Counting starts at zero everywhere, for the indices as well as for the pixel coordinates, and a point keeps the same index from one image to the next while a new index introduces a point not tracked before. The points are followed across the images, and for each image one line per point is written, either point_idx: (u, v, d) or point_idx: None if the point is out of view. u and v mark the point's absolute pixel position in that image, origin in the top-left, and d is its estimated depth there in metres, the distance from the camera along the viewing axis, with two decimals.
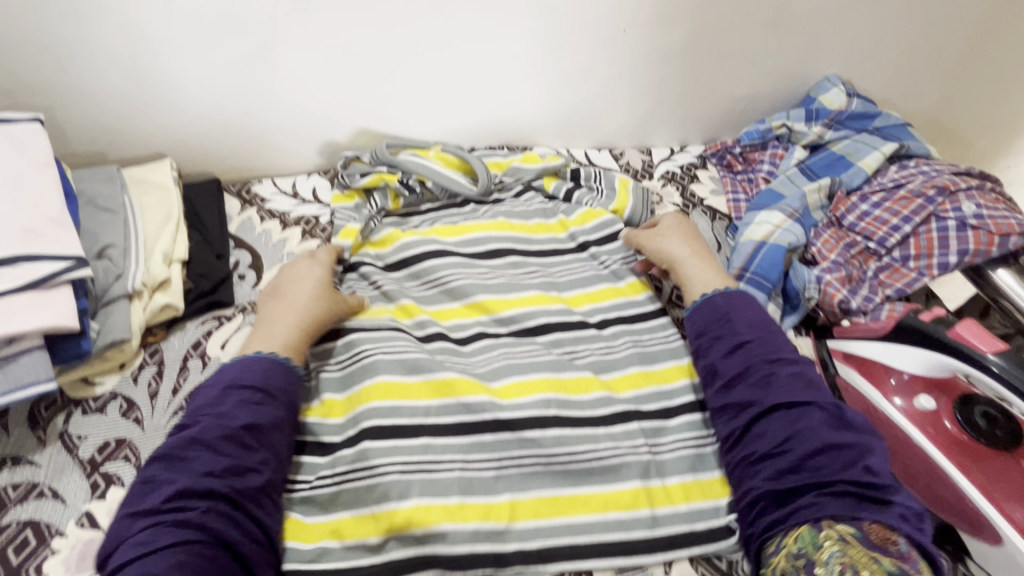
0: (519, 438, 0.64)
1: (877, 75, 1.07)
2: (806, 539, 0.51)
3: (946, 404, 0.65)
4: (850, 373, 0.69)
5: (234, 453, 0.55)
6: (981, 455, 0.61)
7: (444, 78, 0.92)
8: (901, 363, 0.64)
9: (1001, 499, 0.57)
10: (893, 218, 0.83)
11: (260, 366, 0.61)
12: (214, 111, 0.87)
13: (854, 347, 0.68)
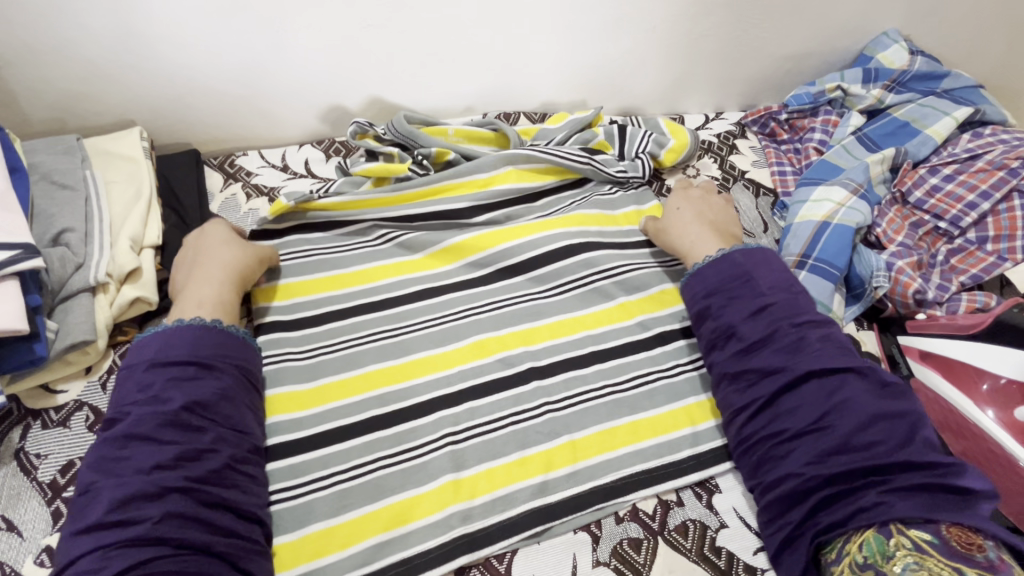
0: (543, 482, 0.55)
1: (939, 30, 0.95)
2: (873, 547, 0.44)
3: None
4: (929, 375, 0.60)
5: (182, 438, 0.48)
6: None
7: (454, 33, 0.80)
8: (996, 366, 0.56)
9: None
10: (969, 194, 0.73)
11: (158, 341, 0.53)
12: (185, 70, 0.75)
13: (933, 345, 0.61)
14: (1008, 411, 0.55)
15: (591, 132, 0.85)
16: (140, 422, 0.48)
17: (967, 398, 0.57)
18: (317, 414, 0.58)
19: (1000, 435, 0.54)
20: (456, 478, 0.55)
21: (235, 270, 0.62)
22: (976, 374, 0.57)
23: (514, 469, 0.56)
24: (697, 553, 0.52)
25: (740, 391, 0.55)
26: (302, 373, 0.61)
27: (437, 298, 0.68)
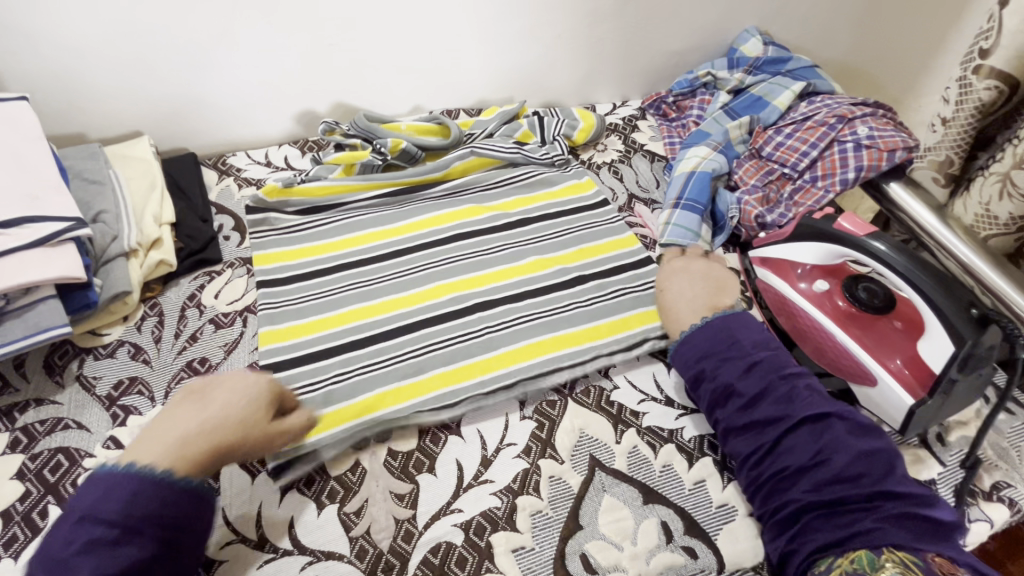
0: (480, 381, 0.71)
1: (790, 26, 1.19)
2: (863, 561, 0.51)
3: (839, 285, 0.75)
4: (765, 274, 0.80)
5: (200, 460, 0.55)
6: (867, 321, 0.71)
7: (398, 46, 1.00)
8: (801, 257, 0.75)
9: (878, 354, 0.68)
10: (803, 145, 0.95)
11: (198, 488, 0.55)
12: (183, 87, 0.94)
13: (769, 252, 0.79)
14: (812, 288, 0.75)
15: (517, 122, 1.06)
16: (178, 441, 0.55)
17: (784, 282, 0.77)
18: (303, 328, 0.76)
19: (806, 307, 0.74)
20: (411, 382, 0.71)
21: (222, 426, 0.55)
22: (790, 264, 0.78)
23: (458, 350, 0.74)
24: (597, 406, 0.71)
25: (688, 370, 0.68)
26: (294, 313, 0.78)
27: (402, 245, 0.87)
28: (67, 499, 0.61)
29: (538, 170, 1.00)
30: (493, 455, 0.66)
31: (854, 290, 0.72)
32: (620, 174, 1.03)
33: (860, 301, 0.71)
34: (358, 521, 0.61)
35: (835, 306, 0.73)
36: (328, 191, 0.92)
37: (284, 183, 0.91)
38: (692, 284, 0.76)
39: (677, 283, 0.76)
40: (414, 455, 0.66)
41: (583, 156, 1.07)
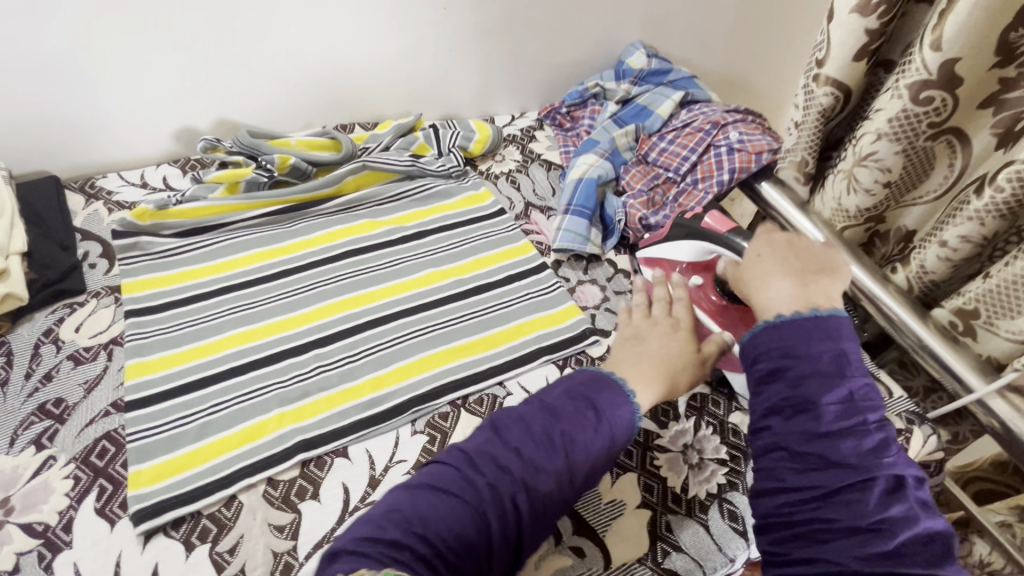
0: (367, 401, 0.70)
1: (672, 41, 1.27)
2: None
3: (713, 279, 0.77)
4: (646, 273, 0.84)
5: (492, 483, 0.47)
6: (739, 315, 0.74)
7: (283, 60, 0.98)
8: (677, 255, 0.79)
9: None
10: (683, 151, 1.01)
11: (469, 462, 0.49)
12: (38, 105, 0.87)
13: (650, 251, 0.84)
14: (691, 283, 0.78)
15: (413, 135, 1.06)
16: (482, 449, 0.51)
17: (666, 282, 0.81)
18: (177, 358, 0.72)
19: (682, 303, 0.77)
20: (282, 411, 0.68)
21: None
22: (670, 265, 0.81)
23: (348, 370, 0.72)
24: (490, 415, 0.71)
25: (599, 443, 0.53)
26: (167, 343, 0.73)
27: (288, 266, 0.84)
28: None
29: (434, 183, 1.00)
30: (381, 475, 0.64)
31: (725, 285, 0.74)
32: (517, 183, 1.05)
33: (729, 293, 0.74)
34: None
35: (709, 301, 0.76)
36: (207, 212, 0.87)
37: (156, 206, 0.85)
38: (784, 258, 0.61)
39: (766, 253, 0.62)
40: (297, 483, 0.63)
41: (482, 167, 1.08)
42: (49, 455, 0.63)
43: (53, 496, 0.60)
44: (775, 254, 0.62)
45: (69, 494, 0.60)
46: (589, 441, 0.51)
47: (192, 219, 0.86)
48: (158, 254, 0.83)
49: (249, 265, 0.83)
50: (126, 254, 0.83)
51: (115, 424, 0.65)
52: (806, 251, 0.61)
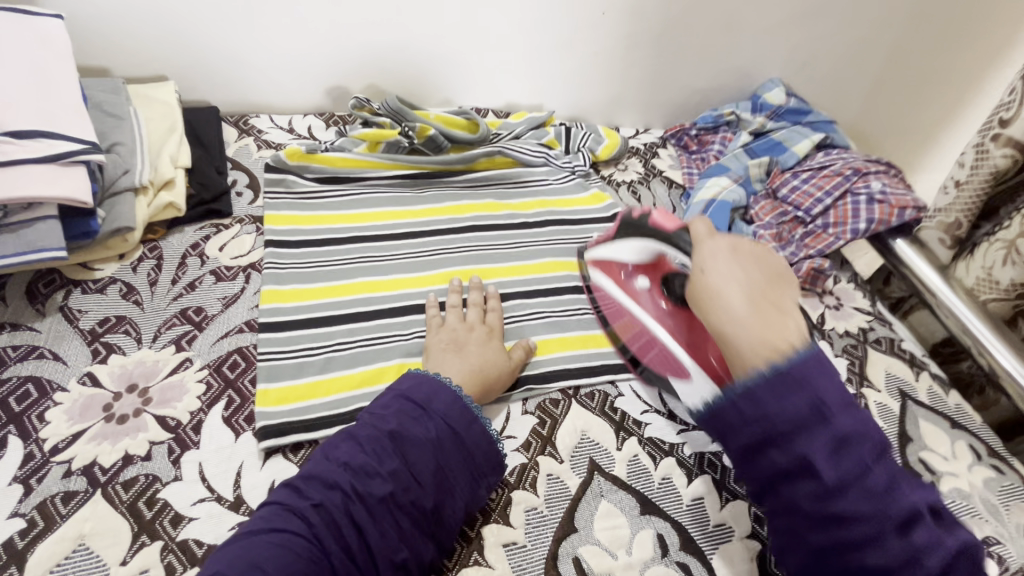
0: None
1: (814, 77, 1.24)
2: None
3: (659, 284, 0.75)
4: (598, 277, 0.80)
5: (372, 461, 0.52)
6: (686, 317, 0.70)
7: (440, 37, 1.01)
8: (621, 257, 0.78)
9: (696, 349, 0.68)
10: (818, 192, 0.98)
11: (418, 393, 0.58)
12: (218, 40, 0.93)
13: (599, 254, 0.81)
14: (633, 284, 0.77)
15: (544, 130, 1.07)
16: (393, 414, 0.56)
17: (613, 279, 0.79)
18: (309, 293, 0.74)
19: (615, 292, 0.78)
20: (402, 363, 0.68)
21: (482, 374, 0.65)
22: (617, 265, 0.78)
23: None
24: (599, 411, 0.69)
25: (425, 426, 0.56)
26: (301, 277, 0.75)
27: (417, 229, 0.86)
28: (30, 432, 0.56)
29: (559, 177, 1.01)
30: None
31: (671, 285, 0.73)
32: (638, 194, 1.04)
33: (673, 293, 0.72)
34: None
35: (656, 305, 0.74)
36: (348, 163, 0.91)
37: (307, 147, 0.89)
38: (739, 273, 0.56)
39: (722, 266, 0.57)
40: None
41: (604, 172, 1.08)
42: (186, 358, 0.65)
43: (187, 396, 0.62)
44: (743, 259, 0.58)
45: (200, 398, 0.62)
46: (421, 436, 0.55)
47: (335, 168, 0.90)
48: (299, 194, 0.87)
49: (381, 220, 0.86)
50: (271, 189, 0.87)
51: (249, 341, 0.68)
52: (756, 266, 0.58)
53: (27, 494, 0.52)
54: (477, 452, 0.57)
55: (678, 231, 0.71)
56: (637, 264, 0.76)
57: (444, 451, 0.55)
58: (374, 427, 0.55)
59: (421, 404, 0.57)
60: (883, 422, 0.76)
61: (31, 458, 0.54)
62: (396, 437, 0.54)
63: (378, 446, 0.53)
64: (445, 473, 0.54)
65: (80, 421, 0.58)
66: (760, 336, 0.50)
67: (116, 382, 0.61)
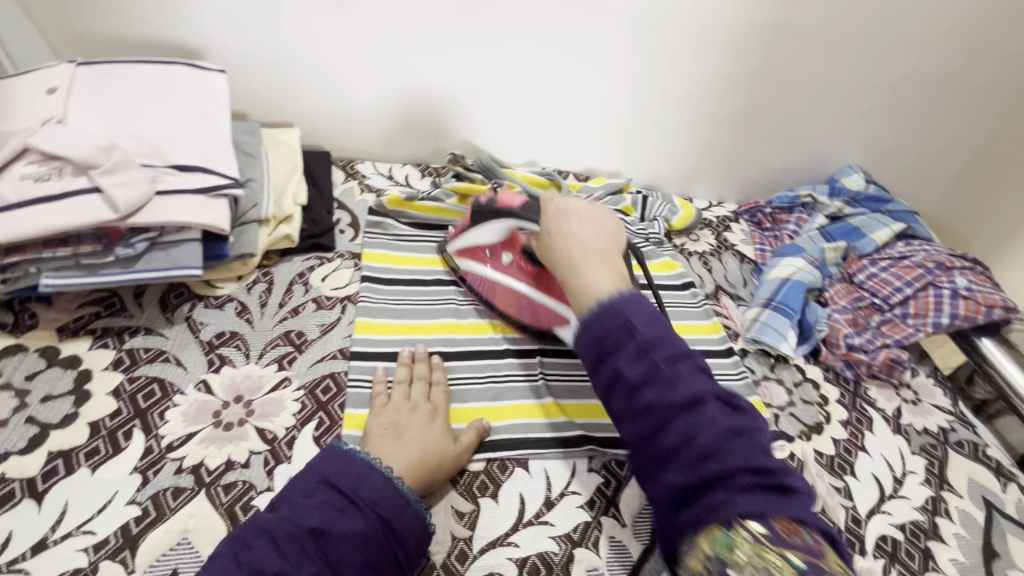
0: (551, 423, 0.72)
1: (898, 166, 1.24)
2: (721, 541, 0.46)
3: (518, 252, 0.80)
4: (466, 263, 0.84)
5: (295, 561, 0.51)
6: (546, 281, 0.76)
7: (535, 105, 1.10)
8: (485, 239, 0.81)
9: (556, 298, 0.75)
10: (897, 281, 0.97)
11: (345, 481, 0.57)
12: (341, 95, 1.05)
13: (466, 236, 0.84)
14: (518, 261, 0.79)
15: (622, 196, 1.12)
16: (311, 508, 0.54)
17: (479, 263, 0.82)
18: (396, 328, 0.79)
19: (490, 274, 0.81)
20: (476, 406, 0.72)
21: (425, 461, 0.62)
22: (480, 250, 0.83)
23: (571, 387, 0.76)
24: (536, 333, 0.80)
25: (343, 515, 0.54)
26: (393, 314, 0.82)
27: None
28: (152, 427, 0.63)
29: (632, 243, 1.05)
30: (557, 499, 0.65)
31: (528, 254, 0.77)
32: (710, 266, 1.06)
33: (533, 260, 0.77)
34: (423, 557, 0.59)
35: (502, 261, 0.80)
36: (442, 213, 0.99)
37: (408, 195, 0.97)
38: (587, 226, 0.68)
39: (565, 228, 0.67)
40: (479, 477, 0.66)
41: (677, 241, 1.11)
42: (286, 376, 0.71)
43: (284, 412, 0.67)
44: (591, 222, 0.69)
45: (295, 416, 0.67)
46: (343, 530, 0.53)
47: (429, 216, 0.98)
48: (394, 236, 0.95)
49: None
50: (371, 230, 0.95)
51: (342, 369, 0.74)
52: (595, 226, 0.68)
53: (143, 484, 0.58)
54: (408, 539, 0.56)
55: (522, 204, 0.76)
56: (498, 244, 0.80)
57: (371, 544, 0.54)
58: (293, 524, 0.53)
59: (347, 493, 0.56)
60: (965, 532, 0.72)
61: (150, 452, 0.61)
62: (319, 534, 0.53)
63: (299, 547, 0.52)
64: (375, 568, 0.53)
65: (193, 423, 0.64)
66: (596, 284, 0.61)
67: (226, 391, 0.68)
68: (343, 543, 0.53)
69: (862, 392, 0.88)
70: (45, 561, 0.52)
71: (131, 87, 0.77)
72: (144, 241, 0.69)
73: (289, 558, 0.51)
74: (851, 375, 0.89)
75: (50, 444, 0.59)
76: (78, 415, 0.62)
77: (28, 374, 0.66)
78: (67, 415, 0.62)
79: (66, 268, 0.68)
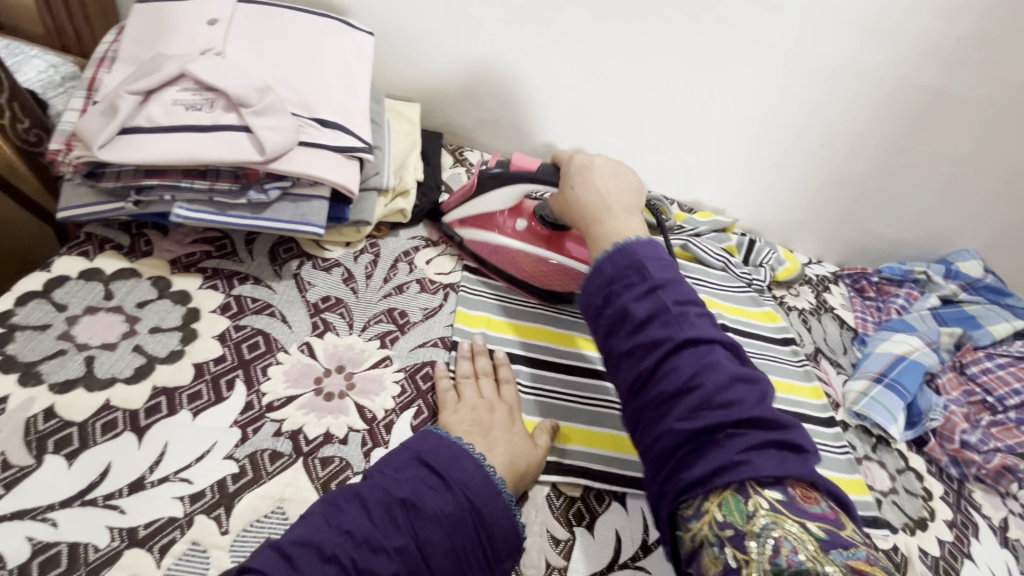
0: None
1: (1015, 258, 1.17)
2: (731, 505, 0.46)
3: (519, 211, 0.82)
4: (467, 232, 0.82)
5: (379, 530, 0.46)
6: (556, 242, 0.80)
7: (658, 126, 1.07)
8: (490, 207, 0.79)
9: (566, 268, 0.79)
10: (1016, 382, 0.91)
11: (440, 456, 0.53)
12: (465, 80, 1.04)
13: (463, 213, 0.81)
14: (525, 223, 0.81)
15: (727, 235, 1.08)
16: (402, 481, 0.50)
17: (489, 232, 0.80)
18: (497, 326, 0.76)
19: (513, 243, 0.80)
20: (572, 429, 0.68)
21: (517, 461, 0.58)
22: (493, 221, 0.81)
23: None
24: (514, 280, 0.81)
25: (433, 492, 0.49)
26: (495, 309, 0.78)
27: None
28: (254, 381, 0.60)
29: (734, 285, 0.99)
30: (654, 545, 0.61)
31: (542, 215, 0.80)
32: (810, 325, 1.00)
33: (545, 220, 0.80)
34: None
35: (513, 228, 0.81)
36: None
37: None
38: (619, 180, 0.72)
39: (589, 182, 0.70)
40: (576, 504, 0.62)
41: (776, 292, 1.06)
42: (387, 355, 0.68)
43: (384, 393, 0.64)
44: (612, 180, 0.72)
45: (394, 399, 0.64)
46: (432, 507, 0.48)
47: None
48: None
49: None
50: None
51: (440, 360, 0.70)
52: (615, 179, 0.72)
53: (242, 441, 0.55)
54: (496, 533, 0.51)
55: (541, 167, 0.76)
56: (511, 211, 0.81)
57: (458, 530, 0.48)
58: (384, 493, 0.48)
59: (441, 471, 0.51)
60: None
61: (250, 407, 0.58)
62: (409, 506, 0.48)
63: (385, 516, 0.47)
64: (460, 558, 0.48)
65: (294, 386, 0.61)
66: (620, 232, 0.64)
67: (328, 359, 0.65)
68: (431, 525, 0.47)
69: (967, 494, 0.81)
70: (143, 502, 0.49)
71: (285, 33, 0.75)
72: (277, 188, 0.67)
73: (374, 526, 0.46)
74: (956, 472, 0.83)
75: (156, 378, 0.58)
76: (185, 353, 0.60)
77: (139, 301, 0.64)
78: (174, 351, 0.60)
79: (198, 202, 0.66)
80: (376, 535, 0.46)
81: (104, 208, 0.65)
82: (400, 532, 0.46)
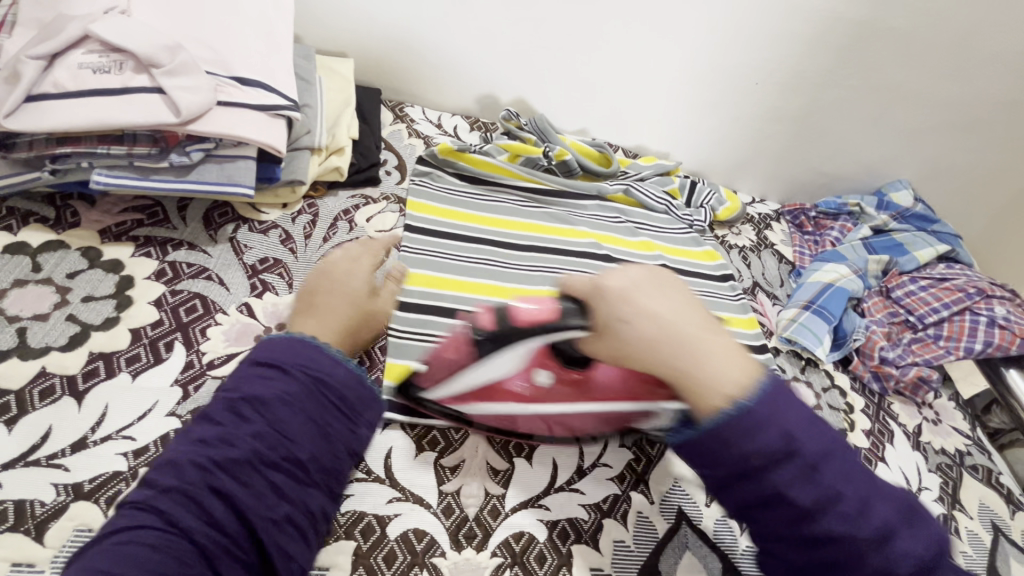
0: None
1: (944, 186, 1.22)
2: None
3: (539, 351, 0.57)
4: (474, 405, 0.62)
5: (232, 424, 0.49)
6: (585, 383, 0.58)
7: (597, 72, 1.06)
8: (494, 368, 0.58)
9: (594, 421, 0.60)
10: (935, 302, 0.96)
11: (283, 350, 0.54)
12: (400, 32, 1.01)
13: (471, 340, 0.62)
14: (537, 376, 0.58)
15: (670, 178, 1.10)
16: (251, 381, 0.52)
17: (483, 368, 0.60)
18: (436, 281, 0.78)
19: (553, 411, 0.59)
20: None
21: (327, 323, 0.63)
22: (502, 384, 0.59)
23: None
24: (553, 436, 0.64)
25: (262, 379, 0.51)
26: (436, 265, 0.80)
27: (543, 243, 0.90)
28: (193, 342, 0.62)
29: (676, 227, 1.02)
30: (588, 469, 0.65)
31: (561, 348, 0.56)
32: (749, 261, 1.05)
33: (560, 355, 0.57)
34: (454, 511, 0.59)
35: (545, 387, 0.59)
36: (491, 169, 0.96)
37: (460, 147, 0.95)
38: (666, 292, 0.52)
39: (646, 300, 0.51)
40: (516, 437, 0.66)
41: (718, 232, 1.10)
42: None
43: None
44: (664, 290, 0.52)
45: None
46: (267, 393, 0.50)
47: (477, 170, 0.96)
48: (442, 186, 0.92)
49: (512, 229, 0.90)
50: (418, 177, 0.92)
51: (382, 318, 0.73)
52: (660, 300, 0.51)
53: (184, 398, 0.57)
54: (342, 398, 0.54)
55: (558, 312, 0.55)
56: (521, 369, 0.58)
57: (293, 406, 0.51)
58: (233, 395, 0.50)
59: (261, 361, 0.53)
60: (973, 552, 0.74)
61: (191, 366, 0.60)
62: (252, 400, 0.50)
63: (241, 411, 0.49)
64: (321, 429, 0.51)
65: (234, 344, 0.63)
66: (725, 372, 0.47)
67: (268, 318, 0.67)
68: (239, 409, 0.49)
69: (886, 406, 0.88)
70: (86, 459, 0.51)
71: None
72: (200, 150, 0.67)
73: (236, 425, 0.48)
74: (877, 387, 0.89)
75: (92, 344, 0.59)
76: (120, 319, 0.61)
77: (69, 272, 0.64)
78: (109, 318, 0.61)
79: (118, 168, 0.65)
80: (234, 433, 0.48)
81: (20, 180, 0.64)
82: (257, 419, 0.49)
